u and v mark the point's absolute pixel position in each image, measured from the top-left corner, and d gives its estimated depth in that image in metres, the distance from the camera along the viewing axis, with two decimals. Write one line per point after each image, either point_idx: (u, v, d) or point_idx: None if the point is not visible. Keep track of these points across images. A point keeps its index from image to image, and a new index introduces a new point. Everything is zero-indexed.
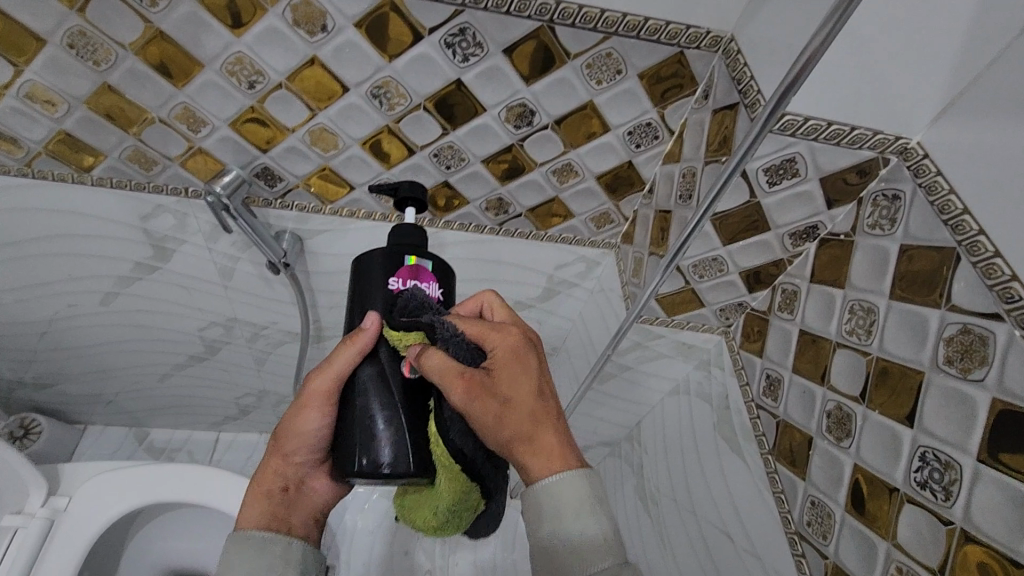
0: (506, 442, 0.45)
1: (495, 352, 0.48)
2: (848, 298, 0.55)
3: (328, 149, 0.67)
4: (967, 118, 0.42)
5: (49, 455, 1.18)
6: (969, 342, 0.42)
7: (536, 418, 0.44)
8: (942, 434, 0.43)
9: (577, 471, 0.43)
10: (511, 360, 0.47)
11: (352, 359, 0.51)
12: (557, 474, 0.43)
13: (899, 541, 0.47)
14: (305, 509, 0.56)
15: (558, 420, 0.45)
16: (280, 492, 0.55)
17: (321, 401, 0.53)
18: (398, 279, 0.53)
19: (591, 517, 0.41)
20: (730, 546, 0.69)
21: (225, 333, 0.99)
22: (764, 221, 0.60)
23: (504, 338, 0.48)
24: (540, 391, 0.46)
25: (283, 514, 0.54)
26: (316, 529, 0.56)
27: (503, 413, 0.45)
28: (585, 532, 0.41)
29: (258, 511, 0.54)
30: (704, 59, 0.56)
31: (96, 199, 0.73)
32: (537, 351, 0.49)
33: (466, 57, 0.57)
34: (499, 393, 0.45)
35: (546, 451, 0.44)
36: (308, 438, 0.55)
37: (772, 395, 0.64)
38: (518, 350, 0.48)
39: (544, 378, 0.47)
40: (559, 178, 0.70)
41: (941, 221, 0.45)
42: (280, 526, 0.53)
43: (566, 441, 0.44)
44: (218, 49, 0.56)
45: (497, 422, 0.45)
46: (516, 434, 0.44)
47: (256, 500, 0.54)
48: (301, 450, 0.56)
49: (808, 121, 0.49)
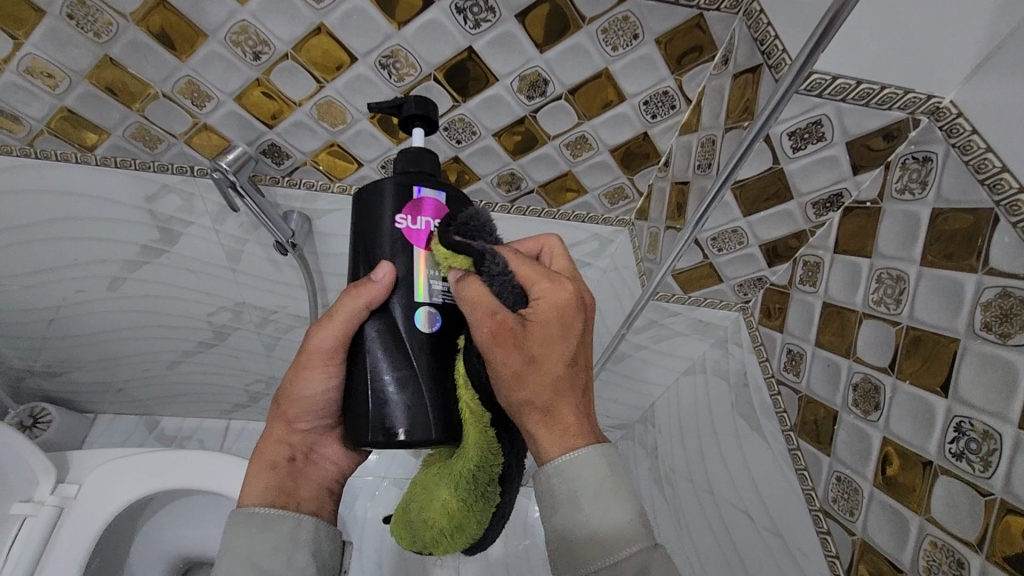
0: (520, 403, 0.42)
1: (539, 304, 0.43)
2: (875, 267, 0.53)
3: (336, 123, 0.65)
4: (1005, 73, 0.40)
5: (58, 444, 1.17)
6: (1009, 306, 0.40)
7: (560, 388, 0.42)
8: (979, 402, 0.42)
9: (591, 451, 0.41)
10: (551, 319, 0.43)
11: (357, 314, 0.48)
12: (568, 452, 0.41)
13: (933, 515, 0.45)
14: (313, 478, 0.55)
15: (581, 398, 0.43)
16: (287, 462, 0.54)
17: (323, 359, 0.51)
18: (408, 216, 0.48)
19: (614, 502, 0.40)
20: (750, 525, 0.68)
21: (233, 319, 0.98)
22: (786, 190, 0.58)
23: (555, 293, 0.43)
24: (573, 359, 0.43)
25: (291, 487, 0.53)
26: (326, 501, 0.55)
27: (525, 372, 0.42)
28: (609, 519, 0.39)
29: (264, 484, 0.52)
30: (725, 21, 0.54)
31: (101, 179, 0.72)
32: (585, 315, 0.45)
33: (477, 23, 0.55)
34: (528, 349, 0.42)
35: (561, 425, 0.42)
36: (311, 403, 0.54)
37: (794, 370, 0.63)
38: (566, 309, 0.43)
39: (581, 347, 0.44)
40: (572, 151, 0.68)
41: (977, 181, 0.43)
42: (288, 500, 0.52)
43: (582, 418, 0.43)
44: (222, 18, 0.54)
45: (515, 377, 0.42)
46: (533, 398, 0.42)
47: (261, 471, 0.53)
48: (306, 413, 0.55)
49: (836, 80, 0.47)
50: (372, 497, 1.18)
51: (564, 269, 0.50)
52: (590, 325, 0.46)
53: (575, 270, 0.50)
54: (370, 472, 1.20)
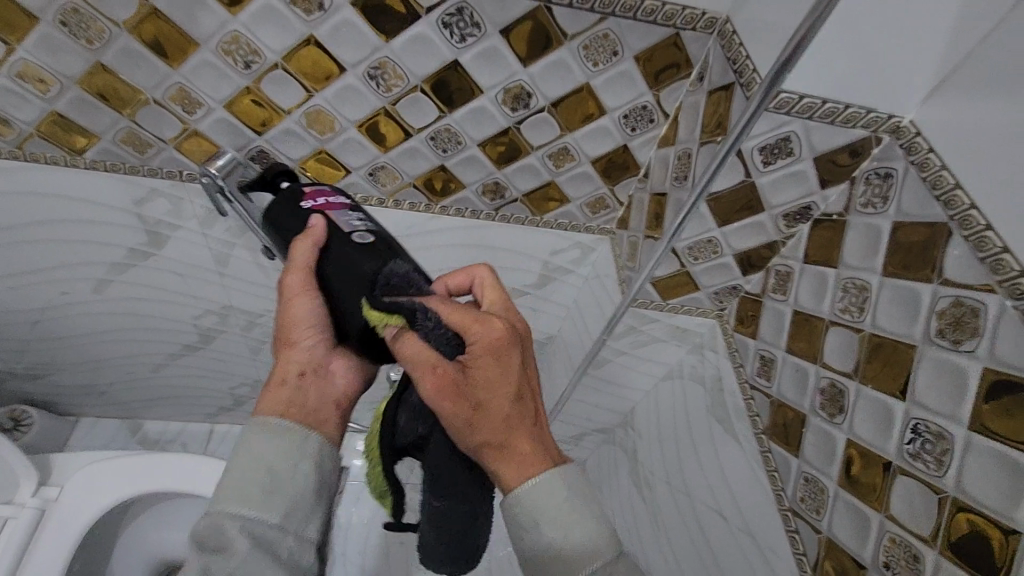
0: (476, 448, 0.42)
1: (475, 348, 0.43)
2: (841, 277, 0.55)
3: (324, 131, 0.67)
4: (960, 96, 0.43)
5: (40, 446, 1.17)
6: (961, 315, 0.43)
7: (514, 420, 0.42)
8: (934, 405, 0.44)
9: (548, 478, 0.41)
10: (491, 360, 0.42)
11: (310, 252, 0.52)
12: (526, 481, 0.41)
13: (892, 513, 0.47)
14: (325, 393, 0.51)
15: (534, 425, 0.43)
16: (296, 377, 0.50)
17: (305, 282, 0.52)
18: (309, 200, 0.57)
19: (579, 523, 0.41)
20: (724, 526, 0.70)
21: (220, 322, 0.98)
22: (758, 202, 0.60)
23: (486, 332, 0.43)
24: (518, 394, 0.42)
25: (299, 400, 0.48)
26: (336, 412, 0.50)
27: (475, 418, 0.41)
28: (572, 537, 0.40)
29: (273, 399, 0.48)
30: (700, 42, 0.57)
31: (90, 182, 0.72)
32: (522, 348, 0.44)
33: (463, 38, 0.57)
34: (473, 395, 0.41)
35: (519, 458, 0.42)
36: (312, 319, 0.52)
37: (766, 375, 0.65)
38: (500, 346, 0.43)
39: (524, 380, 0.43)
40: (555, 161, 0.71)
41: (933, 197, 0.45)
42: (297, 410, 0.47)
43: (538, 443, 0.43)
44: (214, 27, 0.56)
45: (466, 427, 0.41)
46: (488, 439, 0.41)
47: (269, 389, 0.49)
48: (308, 329, 0.52)
49: (803, 99, 0.49)
50: (358, 505, 1.18)
51: (499, 300, 0.52)
52: (529, 354, 0.45)
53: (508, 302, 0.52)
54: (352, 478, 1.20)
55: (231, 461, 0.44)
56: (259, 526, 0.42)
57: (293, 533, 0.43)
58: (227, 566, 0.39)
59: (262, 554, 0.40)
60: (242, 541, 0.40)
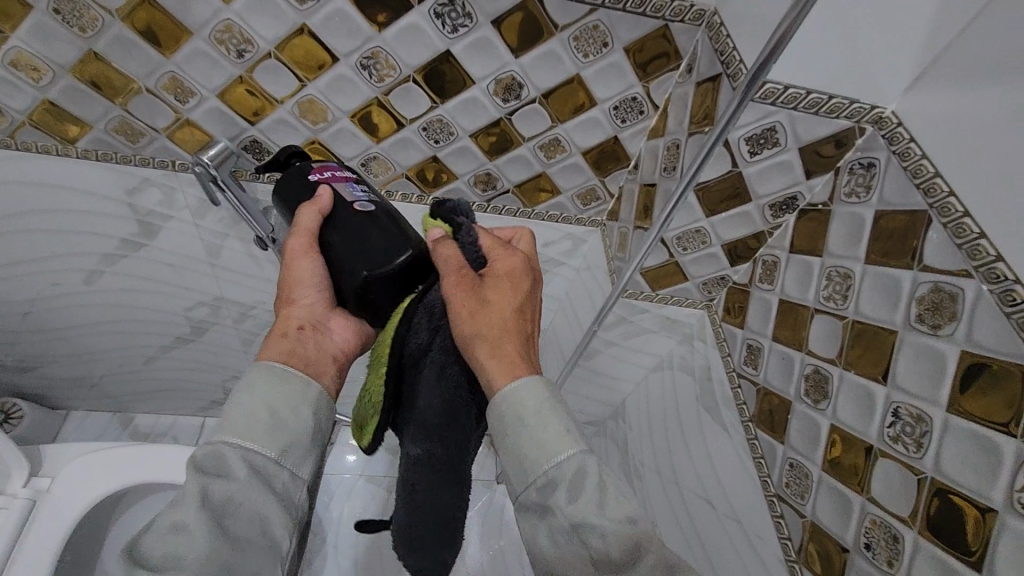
0: (470, 338, 0.44)
1: (496, 266, 0.48)
2: (825, 265, 0.57)
3: (317, 121, 0.67)
4: (941, 87, 0.44)
5: (30, 439, 1.16)
6: (940, 300, 0.44)
7: (510, 327, 0.45)
8: (914, 389, 0.45)
9: (529, 381, 0.43)
10: (506, 279, 0.47)
11: (316, 216, 0.53)
12: (508, 380, 0.43)
13: (874, 495, 0.48)
14: (326, 347, 0.51)
15: (525, 341, 0.46)
16: (297, 330, 0.50)
17: (307, 243, 0.52)
18: (316, 172, 0.57)
19: (554, 418, 0.43)
20: (711, 512, 0.72)
21: (212, 314, 0.99)
22: (745, 192, 0.61)
23: (509, 258, 0.49)
24: (519, 310, 0.47)
25: (301, 350, 0.48)
26: (335, 367, 0.50)
27: (479, 309, 0.44)
28: (547, 430, 0.42)
29: (274, 348, 0.48)
30: (689, 34, 0.58)
31: (82, 172, 0.73)
32: (534, 285, 0.49)
33: (455, 28, 0.57)
34: (484, 294, 0.45)
35: (505, 360, 0.44)
36: (313, 277, 0.53)
37: (753, 363, 0.66)
38: (516, 272, 0.48)
39: (528, 306, 0.48)
40: (546, 153, 0.71)
41: (914, 185, 0.46)
42: (298, 360, 0.47)
43: (524, 356, 0.45)
44: (207, 16, 0.56)
45: (467, 315, 0.44)
46: (483, 331, 0.44)
47: (272, 340, 0.49)
48: (308, 291, 0.52)
49: (788, 89, 0.50)
50: (348, 499, 1.19)
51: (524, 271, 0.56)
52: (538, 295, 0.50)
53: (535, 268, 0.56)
54: (346, 470, 1.22)
55: (235, 395, 0.44)
56: (258, 459, 0.42)
57: (290, 469, 0.44)
58: (228, 489, 0.40)
59: (259, 487, 0.42)
60: (241, 469, 0.41)
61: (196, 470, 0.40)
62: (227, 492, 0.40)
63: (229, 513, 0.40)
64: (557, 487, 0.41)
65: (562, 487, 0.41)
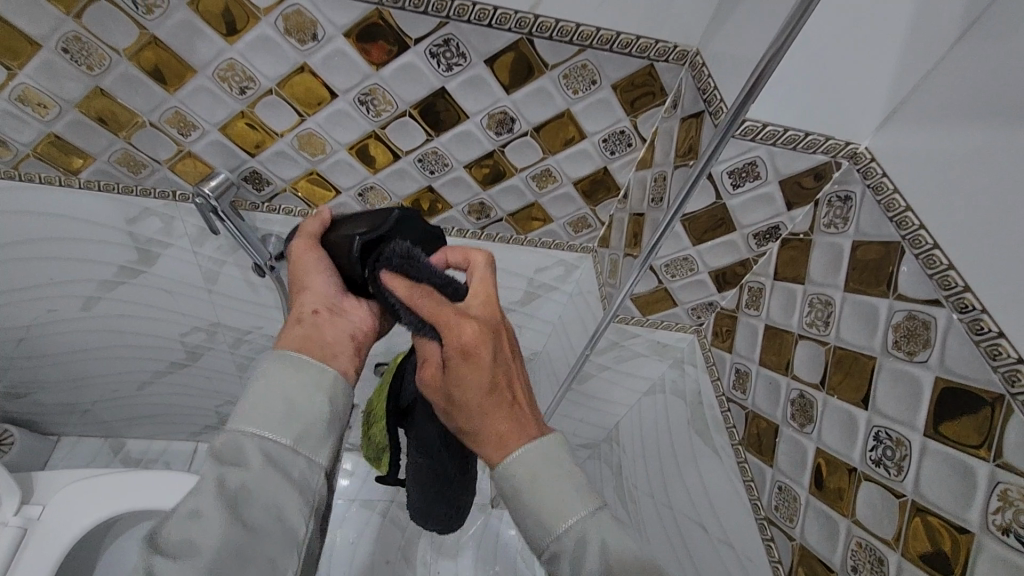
0: (457, 427, 0.47)
1: (447, 349, 0.45)
2: (808, 293, 0.59)
3: (316, 153, 0.69)
4: (912, 125, 0.47)
5: (21, 466, 1.16)
6: (914, 327, 0.46)
7: (484, 409, 0.44)
8: (893, 413, 0.47)
9: (524, 452, 0.44)
10: (461, 360, 0.44)
11: (318, 224, 0.57)
12: (507, 456, 0.44)
13: (858, 517, 0.50)
14: (342, 328, 0.51)
15: (512, 408, 0.45)
16: (311, 315, 0.50)
17: (308, 242, 0.55)
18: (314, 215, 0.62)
19: (552, 488, 0.43)
20: (704, 536, 0.72)
21: (207, 339, 1.00)
22: (730, 221, 0.63)
23: (457, 333, 0.44)
24: (492, 386, 0.44)
25: (317, 334, 0.49)
26: (352, 347, 0.50)
27: (451, 405, 0.46)
28: (549, 498, 0.43)
29: (290, 337, 0.48)
30: (673, 71, 0.61)
31: (83, 202, 0.74)
32: (496, 343, 0.45)
33: (449, 67, 0.60)
34: (449, 390, 0.45)
35: (495, 440, 0.45)
36: (319, 266, 0.54)
37: (741, 388, 0.68)
38: (469, 347, 0.44)
39: (499, 371, 0.45)
40: (539, 183, 0.74)
41: (887, 218, 0.49)
42: (315, 345, 0.48)
43: (516, 426, 0.45)
44: (211, 55, 0.58)
45: (447, 410, 0.47)
46: (464, 422, 0.45)
47: (290, 329, 0.50)
48: (317, 278, 0.53)
49: (766, 127, 0.53)
50: (341, 524, 1.18)
51: (483, 292, 0.49)
52: (504, 345, 0.46)
53: (495, 296, 0.49)
54: (340, 496, 1.22)
55: (252, 386, 0.44)
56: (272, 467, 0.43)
57: (306, 456, 0.44)
58: (245, 479, 0.40)
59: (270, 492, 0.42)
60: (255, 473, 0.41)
61: (217, 458, 0.40)
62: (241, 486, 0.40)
63: (245, 502, 0.40)
64: (561, 559, 0.42)
65: (564, 556, 0.42)
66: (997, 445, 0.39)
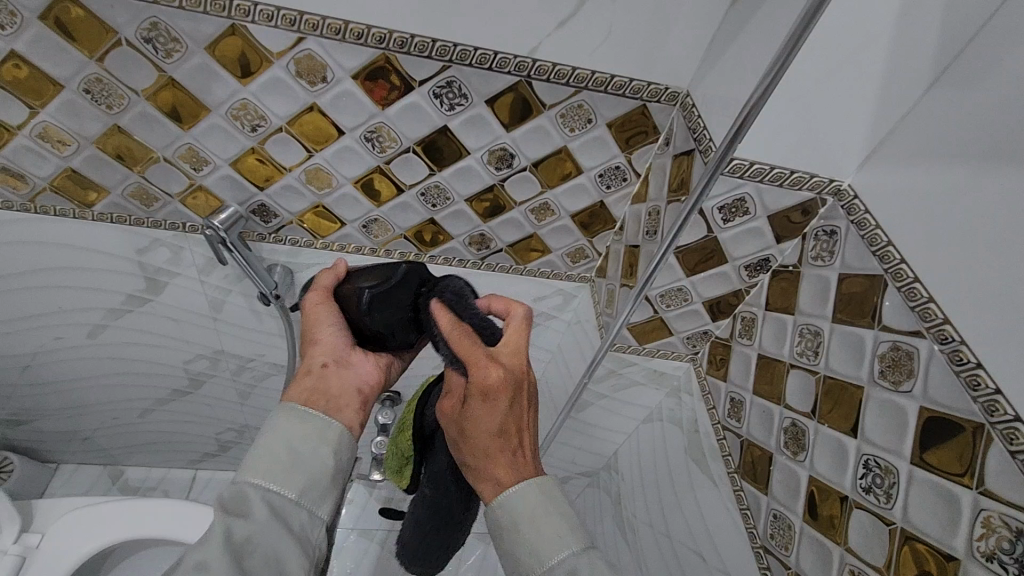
0: (464, 460, 0.49)
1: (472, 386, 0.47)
2: (798, 323, 0.60)
3: (322, 187, 0.72)
4: (890, 164, 0.49)
5: (19, 493, 1.16)
6: (899, 357, 0.47)
7: (489, 451, 0.47)
8: (881, 441, 0.48)
9: (517, 494, 0.46)
10: (479, 401, 0.46)
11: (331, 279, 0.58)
12: (498, 498, 0.46)
13: (851, 544, 0.51)
14: (348, 381, 0.52)
15: (515, 453, 0.47)
16: (319, 368, 0.51)
17: (321, 294, 0.56)
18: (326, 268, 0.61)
19: (545, 527, 0.44)
20: (703, 565, 0.73)
21: (210, 366, 1.01)
22: (722, 254, 0.65)
23: (482, 374, 0.46)
24: (500, 429, 0.46)
25: (322, 389, 0.50)
26: (356, 402, 0.51)
27: (461, 437, 0.48)
28: (541, 536, 0.44)
29: (298, 391, 0.50)
30: (665, 111, 0.64)
31: (95, 233, 0.76)
32: (517, 392, 0.47)
33: (451, 107, 0.63)
34: (466, 421, 0.47)
35: (492, 478, 0.47)
36: (329, 320, 0.55)
37: (736, 416, 0.69)
38: (495, 389, 0.46)
39: (510, 418, 0.47)
40: (537, 216, 0.76)
41: (871, 252, 0.51)
42: (319, 400, 0.49)
43: (512, 467, 0.47)
44: (225, 96, 0.61)
45: (458, 442, 0.49)
46: (470, 455, 0.48)
47: (298, 383, 0.51)
48: (327, 331, 0.54)
49: (754, 164, 0.55)
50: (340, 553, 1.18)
51: (514, 343, 0.50)
52: (524, 396, 0.48)
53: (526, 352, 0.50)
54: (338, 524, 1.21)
55: None
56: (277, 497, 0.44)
57: (311, 479, 0.45)
58: None
59: (276, 520, 0.43)
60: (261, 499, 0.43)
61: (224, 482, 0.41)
62: (247, 530, 0.41)
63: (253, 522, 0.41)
64: None
65: None
66: (979, 472, 0.40)
